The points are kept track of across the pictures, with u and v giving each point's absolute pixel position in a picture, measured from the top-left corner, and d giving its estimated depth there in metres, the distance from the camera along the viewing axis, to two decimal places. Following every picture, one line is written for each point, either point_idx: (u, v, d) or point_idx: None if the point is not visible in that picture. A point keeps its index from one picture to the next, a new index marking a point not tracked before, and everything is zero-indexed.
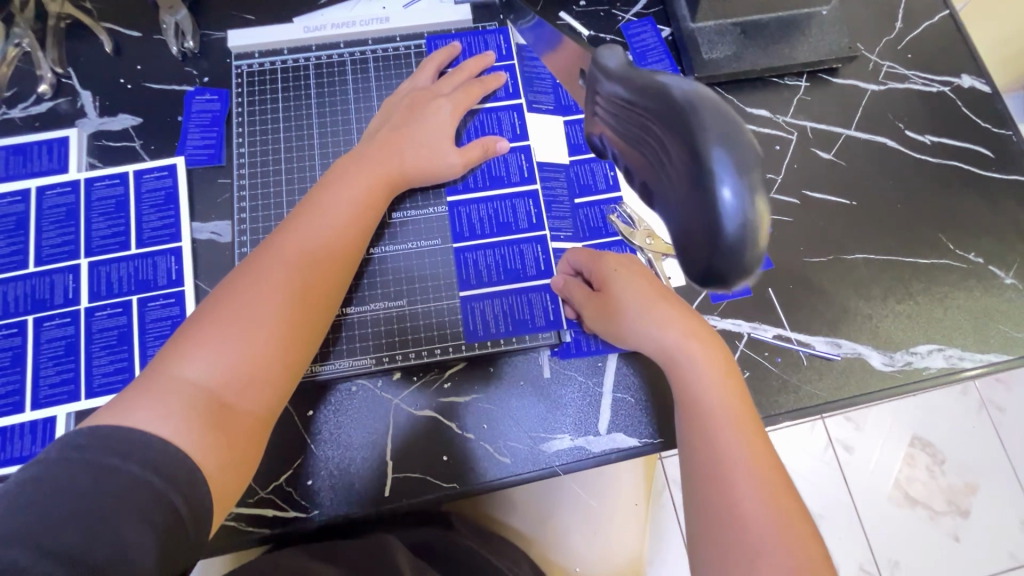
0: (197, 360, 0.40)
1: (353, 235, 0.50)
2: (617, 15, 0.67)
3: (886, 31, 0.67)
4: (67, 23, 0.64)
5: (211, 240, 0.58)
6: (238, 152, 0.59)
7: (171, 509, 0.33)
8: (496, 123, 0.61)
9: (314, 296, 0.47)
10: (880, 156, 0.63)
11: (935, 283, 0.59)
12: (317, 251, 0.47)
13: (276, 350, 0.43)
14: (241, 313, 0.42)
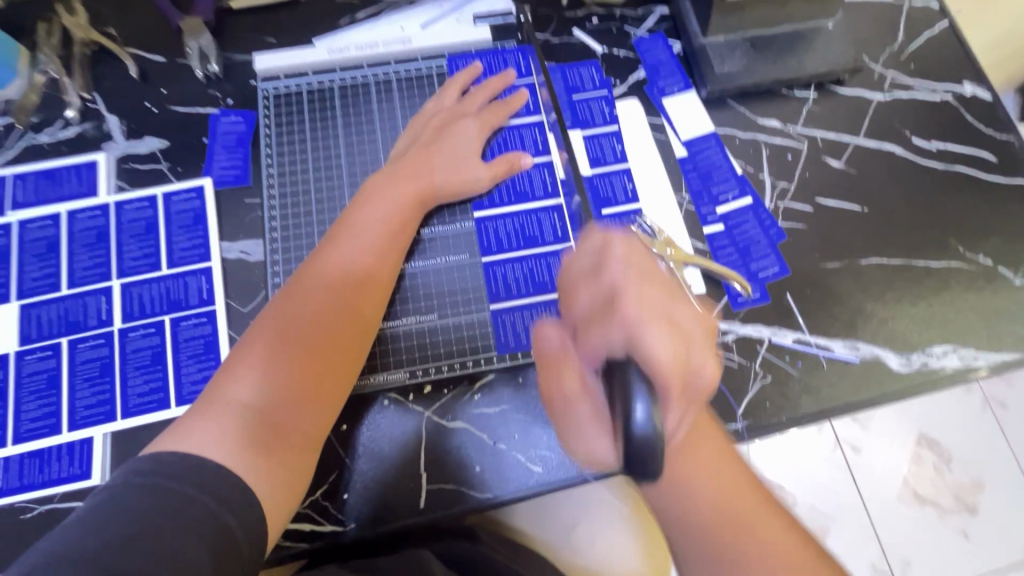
0: (246, 383, 0.44)
1: (384, 258, 0.53)
2: (629, 31, 0.69)
3: (888, 42, 0.70)
4: (91, 49, 0.65)
5: (240, 258, 0.59)
6: (265, 173, 0.60)
7: (227, 525, 0.36)
8: (519, 140, 0.63)
9: (350, 320, 0.49)
10: (888, 163, 0.65)
11: (946, 285, 0.61)
12: (349, 278, 0.50)
13: (316, 372, 0.46)
14: (283, 337, 0.46)
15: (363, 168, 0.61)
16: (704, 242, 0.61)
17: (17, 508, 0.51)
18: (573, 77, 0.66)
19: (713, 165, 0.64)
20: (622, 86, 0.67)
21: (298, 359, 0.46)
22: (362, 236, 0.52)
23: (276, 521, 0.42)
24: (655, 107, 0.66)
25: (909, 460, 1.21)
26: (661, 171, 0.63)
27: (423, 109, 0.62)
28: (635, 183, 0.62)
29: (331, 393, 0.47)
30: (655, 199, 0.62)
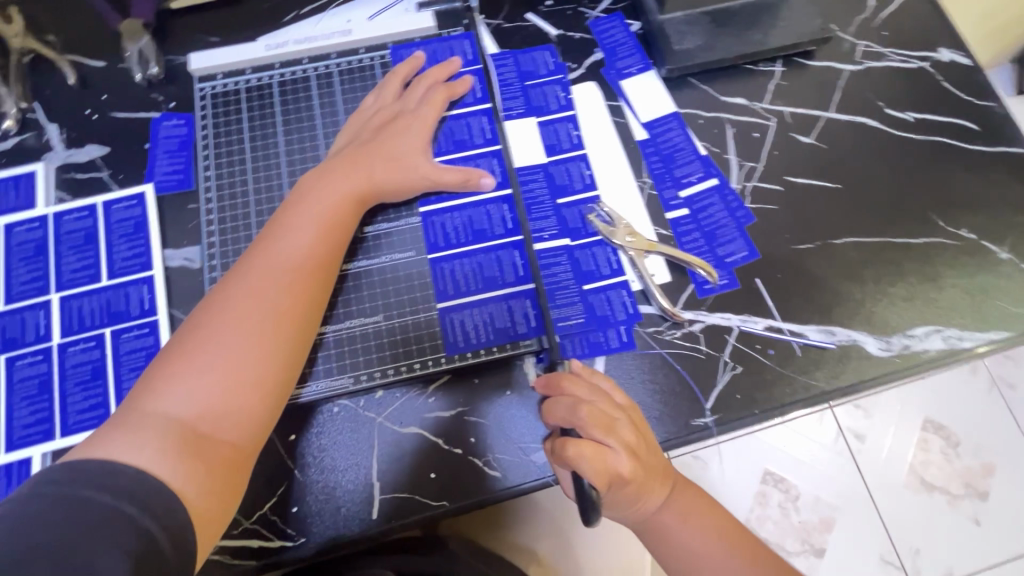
0: (172, 391, 0.42)
1: (323, 254, 0.50)
2: (585, 12, 0.66)
3: (859, 11, 0.67)
4: (30, 57, 0.64)
5: (183, 266, 0.57)
6: (207, 176, 0.58)
7: (148, 530, 0.35)
8: (465, 129, 0.60)
9: (287, 320, 0.47)
10: (862, 137, 0.62)
11: (927, 262, 0.57)
12: (284, 276, 0.48)
13: (250, 376, 0.44)
14: (212, 343, 0.44)
15: (303, 167, 0.58)
16: (668, 228, 0.58)
17: None
18: (527, 62, 0.63)
19: (676, 147, 0.61)
20: (578, 70, 0.64)
21: (227, 364, 0.43)
22: (298, 232, 0.50)
23: (207, 532, 0.40)
24: (613, 90, 0.63)
25: (914, 446, 1.17)
26: (620, 155, 0.60)
27: (361, 107, 0.59)
28: (593, 169, 0.60)
29: (267, 397, 0.45)
30: (614, 186, 0.59)
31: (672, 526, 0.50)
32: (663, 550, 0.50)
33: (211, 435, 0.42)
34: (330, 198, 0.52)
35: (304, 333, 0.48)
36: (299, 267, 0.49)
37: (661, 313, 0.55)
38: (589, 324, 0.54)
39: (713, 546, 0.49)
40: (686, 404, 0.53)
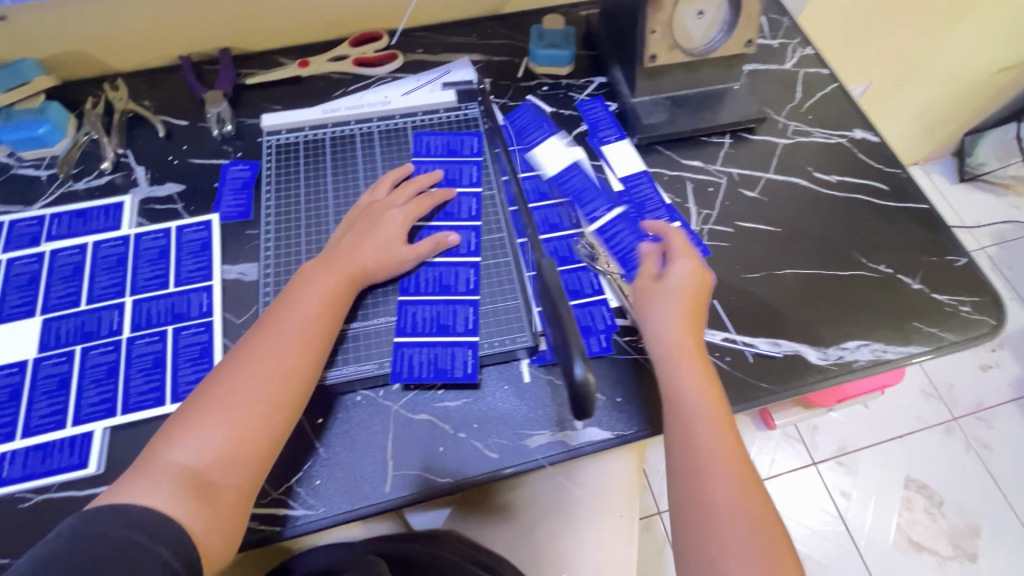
0: (184, 445, 0.49)
1: (317, 327, 0.58)
2: (573, 96, 0.84)
3: (789, 100, 0.84)
4: (129, 116, 0.80)
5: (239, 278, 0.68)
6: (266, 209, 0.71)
7: (163, 558, 0.43)
8: (457, 205, 0.71)
9: (282, 385, 0.54)
10: (797, 193, 0.77)
11: (854, 291, 0.70)
12: (282, 351, 0.55)
13: (249, 436, 0.51)
14: (220, 403, 0.52)
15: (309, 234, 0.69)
16: None
17: (16, 497, 0.56)
18: (528, 130, 0.79)
19: (647, 198, 0.75)
20: (568, 137, 0.80)
21: (237, 418, 0.51)
22: (296, 312, 0.58)
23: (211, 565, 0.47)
24: (596, 153, 0.79)
25: (901, 505, 1.33)
26: (601, 203, 0.74)
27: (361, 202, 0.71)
28: (579, 213, 0.73)
29: (264, 453, 0.52)
30: (597, 225, 0.73)
31: (707, 460, 0.52)
32: (690, 484, 0.52)
33: (216, 482, 0.49)
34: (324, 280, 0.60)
35: (298, 398, 0.54)
36: (295, 342, 0.56)
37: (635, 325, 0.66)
38: None
39: (735, 505, 0.50)
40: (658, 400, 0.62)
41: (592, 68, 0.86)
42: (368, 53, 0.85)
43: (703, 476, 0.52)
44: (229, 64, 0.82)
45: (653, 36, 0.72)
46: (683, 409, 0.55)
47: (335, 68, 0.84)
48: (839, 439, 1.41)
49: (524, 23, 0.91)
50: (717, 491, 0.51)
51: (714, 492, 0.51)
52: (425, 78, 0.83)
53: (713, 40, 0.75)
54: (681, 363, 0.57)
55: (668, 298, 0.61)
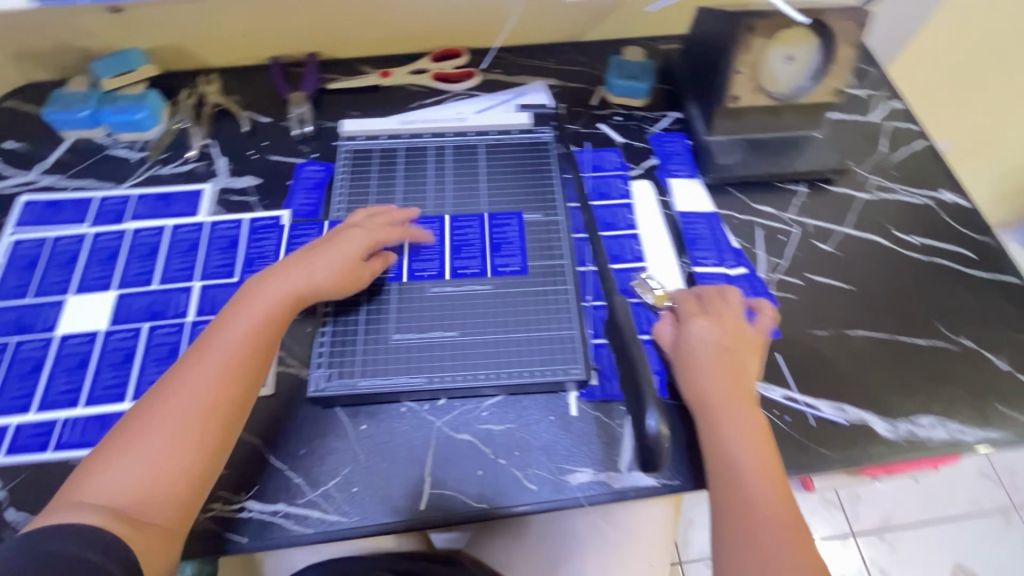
0: (114, 471, 0.47)
1: (249, 343, 0.54)
2: (646, 129, 0.83)
3: (873, 154, 0.81)
4: (218, 110, 0.84)
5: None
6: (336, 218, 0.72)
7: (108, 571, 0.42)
8: (516, 226, 0.71)
9: (217, 411, 0.51)
10: (874, 251, 0.73)
11: (932, 363, 0.65)
12: (207, 371, 0.52)
13: (182, 463, 0.48)
14: (144, 429, 0.49)
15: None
16: None
17: (71, 462, 0.58)
18: (597, 158, 0.79)
19: (699, 236, 0.73)
20: (637, 170, 0.79)
21: (161, 444, 0.48)
22: (234, 333, 0.54)
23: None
24: (664, 188, 0.77)
25: None
26: (665, 239, 0.73)
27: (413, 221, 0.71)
28: (642, 246, 0.72)
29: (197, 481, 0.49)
30: (661, 261, 0.71)
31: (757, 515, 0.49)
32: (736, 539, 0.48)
33: (147, 510, 0.46)
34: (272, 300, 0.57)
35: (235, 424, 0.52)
36: (232, 364, 0.53)
37: None
38: None
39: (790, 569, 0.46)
40: None
41: (666, 103, 0.86)
42: (447, 69, 0.87)
43: (753, 528, 0.48)
44: (315, 69, 0.86)
45: (738, 77, 0.71)
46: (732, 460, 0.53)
47: (414, 80, 0.86)
48: (883, 511, 1.32)
49: (602, 52, 0.91)
50: (770, 540, 0.47)
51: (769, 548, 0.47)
52: (499, 98, 0.84)
53: (801, 86, 0.73)
54: (727, 411, 0.55)
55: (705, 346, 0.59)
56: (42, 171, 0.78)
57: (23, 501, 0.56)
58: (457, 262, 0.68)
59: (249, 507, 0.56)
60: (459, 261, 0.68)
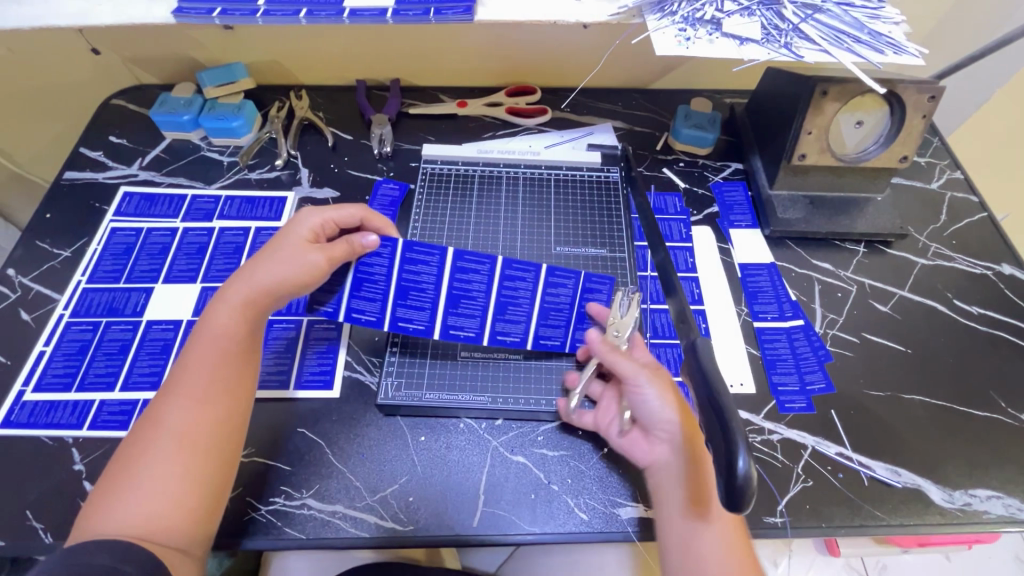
0: (113, 508, 0.46)
1: (230, 362, 0.55)
2: (708, 176, 0.86)
3: (933, 221, 0.82)
4: (304, 123, 0.89)
5: (356, 315, 0.63)
6: (414, 243, 0.63)
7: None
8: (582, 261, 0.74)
9: (197, 435, 0.51)
10: (932, 316, 0.73)
11: (990, 435, 0.64)
12: (194, 397, 0.52)
13: (189, 483, 0.49)
14: (143, 461, 0.49)
15: (459, 289, 0.65)
16: (757, 347, 0.70)
17: None
18: (660, 201, 0.82)
19: (760, 288, 0.75)
20: (698, 215, 0.82)
21: (165, 471, 0.48)
22: (202, 360, 0.54)
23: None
24: (725, 236, 0.80)
25: None
26: (724, 286, 0.75)
27: (503, 271, 0.65)
28: (702, 289, 0.74)
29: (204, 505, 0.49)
30: (718, 307, 0.73)
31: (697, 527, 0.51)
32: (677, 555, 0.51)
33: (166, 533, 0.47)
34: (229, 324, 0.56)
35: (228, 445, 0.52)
36: (210, 389, 0.53)
37: (749, 419, 0.65)
38: None
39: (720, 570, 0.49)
40: (763, 501, 0.59)
41: (729, 154, 0.89)
42: (521, 104, 0.91)
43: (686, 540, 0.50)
44: (397, 94, 0.91)
45: (807, 137, 0.73)
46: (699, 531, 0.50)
47: (489, 112, 0.91)
48: None
49: (669, 100, 0.95)
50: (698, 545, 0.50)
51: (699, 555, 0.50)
52: (569, 135, 0.88)
53: (867, 149, 0.75)
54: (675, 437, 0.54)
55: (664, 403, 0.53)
56: (141, 166, 0.84)
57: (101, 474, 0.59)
58: (542, 331, 0.66)
59: (308, 505, 0.58)
60: (544, 329, 0.66)
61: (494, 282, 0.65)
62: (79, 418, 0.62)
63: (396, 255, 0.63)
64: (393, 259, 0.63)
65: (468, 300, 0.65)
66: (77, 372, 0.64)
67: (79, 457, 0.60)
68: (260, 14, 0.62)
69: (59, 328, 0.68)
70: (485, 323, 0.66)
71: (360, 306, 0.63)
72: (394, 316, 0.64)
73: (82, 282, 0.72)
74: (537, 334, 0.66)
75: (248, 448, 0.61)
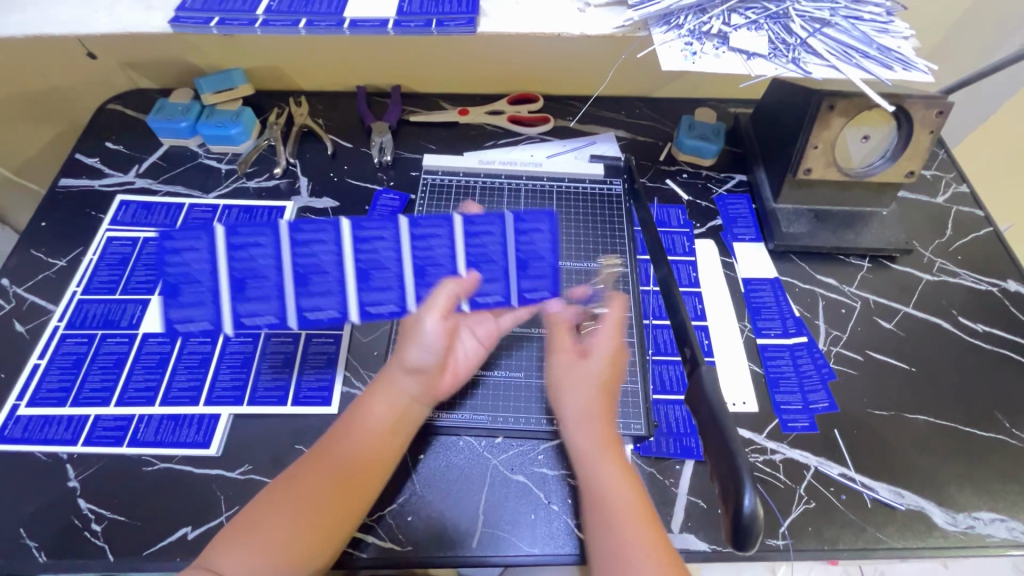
0: (231, 549, 0.49)
1: (382, 434, 0.56)
2: (712, 188, 0.85)
3: (938, 236, 0.82)
4: (304, 130, 0.88)
5: (251, 318, 0.56)
6: (299, 224, 0.55)
7: None
8: (583, 278, 0.74)
9: (322, 502, 0.52)
10: (936, 333, 0.73)
11: (995, 457, 0.64)
12: (335, 456, 0.54)
13: (295, 542, 0.49)
14: (271, 508, 0.51)
15: (422, 259, 0.57)
16: (760, 364, 0.69)
17: (142, 460, 0.60)
18: (663, 214, 0.81)
19: (764, 304, 0.74)
20: (701, 228, 0.81)
21: (282, 524, 0.50)
22: (358, 425, 0.56)
23: None
24: (728, 249, 0.79)
25: None
26: (728, 301, 0.74)
27: (464, 228, 0.58)
28: (705, 305, 0.73)
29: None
30: (721, 323, 0.72)
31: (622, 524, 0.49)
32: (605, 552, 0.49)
33: None
34: (411, 401, 0.58)
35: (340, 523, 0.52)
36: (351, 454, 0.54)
37: (751, 438, 0.64)
38: (683, 429, 0.63)
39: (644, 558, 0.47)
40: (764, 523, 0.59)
41: (733, 165, 0.88)
42: (523, 112, 0.90)
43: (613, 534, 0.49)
44: (398, 101, 0.90)
45: (813, 150, 0.72)
46: (607, 512, 0.50)
47: (490, 120, 0.90)
48: None
49: (672, 110, 0.94)
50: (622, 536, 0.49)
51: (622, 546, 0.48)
52: (572, 144, 0.87)
53: (873, 164, 0.75)
54: (598, 449, 0.54)
55: (590, 376, 0.57)
56: (138, 173, 0.83)
57: (96, 491, 0.58)
58: (526, 284, 0.60)
59: None
60: (528, 282, 0.61)
61: (458, 242, 0.58)
62: (73, 434, 0.61)
63: (282, 240, 0.55)
64: (215, 247, 0.54)
65: (380, 272, 0.57)
66: (72, 387, 0.64)
67: (74, 474, 0.59)
68: (259, 24, 0.61)
69: (54, 340, 0.67)
70: (407, 292, 0.58)
71: (255, 310, 0.56)
72: (300, 309, 0.56)
73: (77, 293, 0.71)
74: (520, 289, 0.61)
75: (245, 465, 0.60)
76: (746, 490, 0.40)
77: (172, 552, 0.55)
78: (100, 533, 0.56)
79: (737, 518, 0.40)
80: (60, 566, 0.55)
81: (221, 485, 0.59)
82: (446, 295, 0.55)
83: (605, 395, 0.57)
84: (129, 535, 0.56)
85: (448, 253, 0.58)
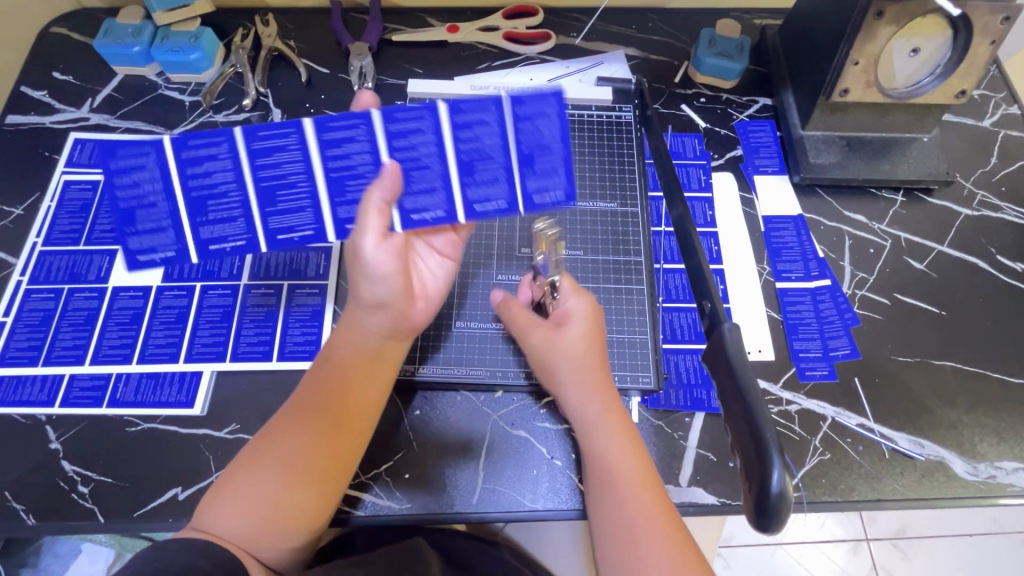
0: (218, 509, 0.46)
1: (368, 375, 0.52)
2: (732, 114, 0.76)
3: (982, 165, 0.74)
4: (273, 54, 0.78)
5: (217, 243, 0.50)
6: (255, 128, 0.46)
7: None
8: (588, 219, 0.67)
9: (313, 453, 0.48)
10: (971, 274, 0.67)
11: (1022, 404, 0.60)
12: (320, 404, 0.50)
13: (288, 496, 0.47)
14: (257, 465, 0.48)
15: (403, 162, 0.49)
16: (778, 310, 0.64)
17: (124, 420, 0.57)
18: (677, 144, 0.73)
19: (785, 245, 0.68)
20: (719, 160, 0.73)
21: (274, 479, 0.47)
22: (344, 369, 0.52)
23: None
24: (748, 183, 0.71)
25: None
26: (746, 242, 0.68)
27: (452, 120, 0.48)
28: (721, 246, 0.67)
29: (304, 533, 0.48)
30: (738, 265, 0.66)
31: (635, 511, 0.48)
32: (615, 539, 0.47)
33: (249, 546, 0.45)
34: (382, 339, 0.53)
35: (338, 468, 0.49)
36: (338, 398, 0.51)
37: (766, 389, 0.60)
38: (694, 380, 0.59)
39: (655, 548, 0.46)
40: None
41: (757, 87, 0.78)
42: (520, 28, 0.80)
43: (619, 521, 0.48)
44: (378, 17, 0.79)
45: (854, 68, 0.63)
46: (617, 499, 0.49)
47: (483, 38, 0.79)
48: (901, 520, 1.15)
49: (690, 23, 0.83)
50: (637, 525, 0.47)
51: (635, 533, 0.47)
52: (575, 65, 0.78)
53: (920, 82, 0.65)
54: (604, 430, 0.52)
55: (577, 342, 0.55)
56: (92, 107, 0.74)
57: (80, 453, 0.56)
58: (531, 186, 0.52)
59: None
60: (534, 182, 0.52)
61: (446, 137, 0.49)
62: (49, 395, 0.58)
63: (240, 151, 0.47)
64: (166, 168, 0.47)
65: (358, 180, 0.49)
66: (43, 345, 0.60)
67: (55, 436, 0.56)
68: None
69: (17, 297, 0.62)
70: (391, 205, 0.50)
71: (220, 232, 0.50)
72: (269, 229, 0.50)
73: (37, 244, 0.65)
74: (527, 192, 0.52)
75: (233, 424, 0.57)
76: (776, 463, 0.38)
77: (162, 513, 0.53)
78: (88, 495, 0.54)
79: (765, 495, 0.37)
80: (52, 529, 0.53)
81: (210, 445, 0.56)
82: (374, 208, 0.47)
83: (592, 370, 0.54)
84: (117, 496, 0.54)
85: (430, 148, 0.49)
